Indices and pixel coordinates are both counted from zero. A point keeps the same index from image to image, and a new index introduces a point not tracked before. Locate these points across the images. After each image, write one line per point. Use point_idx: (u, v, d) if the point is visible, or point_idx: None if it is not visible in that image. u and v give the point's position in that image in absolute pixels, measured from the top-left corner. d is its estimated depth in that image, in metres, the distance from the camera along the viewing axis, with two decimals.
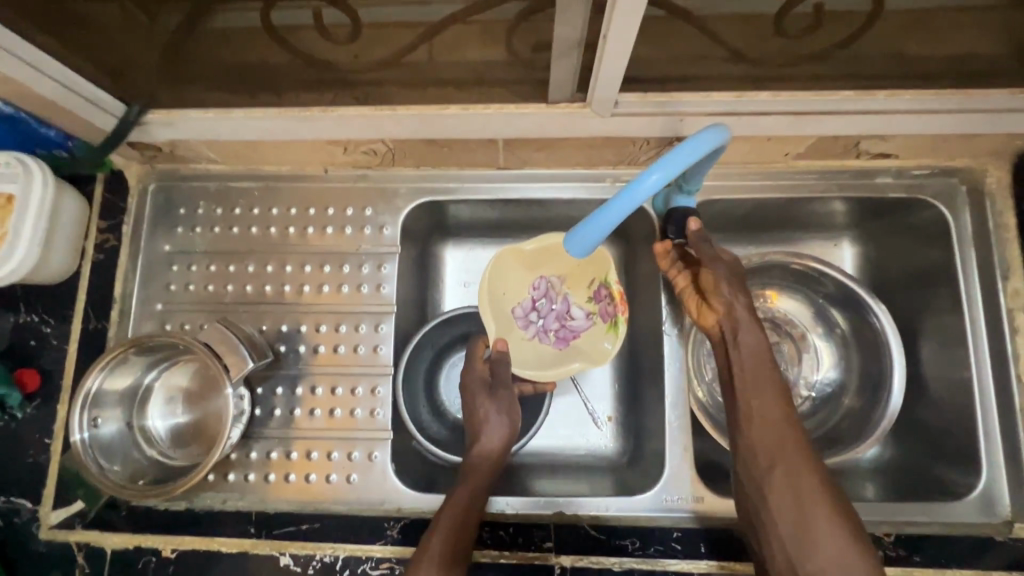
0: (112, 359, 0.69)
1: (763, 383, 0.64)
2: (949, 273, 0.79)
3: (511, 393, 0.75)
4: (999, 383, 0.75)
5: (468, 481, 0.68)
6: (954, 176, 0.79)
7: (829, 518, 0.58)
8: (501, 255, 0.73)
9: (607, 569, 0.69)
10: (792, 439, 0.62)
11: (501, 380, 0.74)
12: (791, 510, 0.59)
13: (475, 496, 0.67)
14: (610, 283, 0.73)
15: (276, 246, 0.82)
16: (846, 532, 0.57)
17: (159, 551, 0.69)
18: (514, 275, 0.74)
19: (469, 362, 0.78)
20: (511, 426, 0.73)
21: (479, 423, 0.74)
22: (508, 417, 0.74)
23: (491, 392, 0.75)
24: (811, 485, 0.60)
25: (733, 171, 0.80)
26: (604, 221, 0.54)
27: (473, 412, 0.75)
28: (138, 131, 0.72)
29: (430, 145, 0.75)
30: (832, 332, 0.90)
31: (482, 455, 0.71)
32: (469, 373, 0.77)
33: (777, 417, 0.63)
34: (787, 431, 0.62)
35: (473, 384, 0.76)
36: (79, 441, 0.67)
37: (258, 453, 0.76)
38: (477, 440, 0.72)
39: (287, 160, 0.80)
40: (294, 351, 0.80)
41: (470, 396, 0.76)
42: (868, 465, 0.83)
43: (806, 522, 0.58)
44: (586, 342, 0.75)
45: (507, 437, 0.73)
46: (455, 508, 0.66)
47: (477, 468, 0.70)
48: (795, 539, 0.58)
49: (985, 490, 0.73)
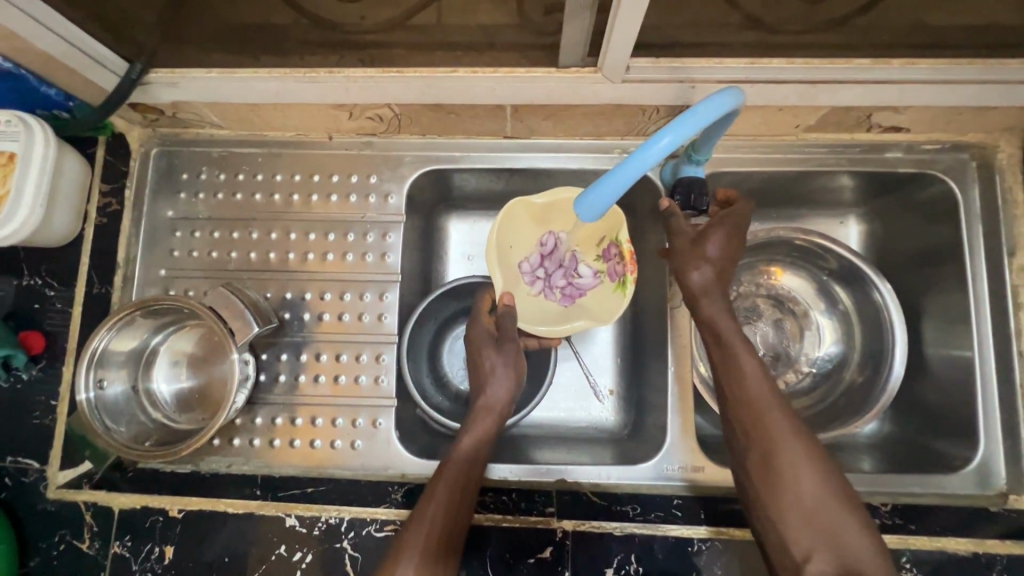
0: (117, 320, 0.68)
1: (742, 359, 0.66)
2: (956, 249, 0.78)
3: (515, 346, 0.75)
4: (1000, 357, 0.76)
5: (465, 444, 0.69)
6: (964, 151, 0.78)
7: (816, 487, 0.59)
8: (512, 207, 0.72)
9: (608, 533, 0.70)
10: (777, 410, 0.63)
11: (506, 334, 0.74)
12: (779, 481, 0.60)
13: (474, 458, 0.68)
14: (620, 242, 0.75)
15: (280, 213, 0.82)
16: (832, 500, 0.59)
17: (166, 511, 0.70)
18: (522, 229, 0.74)
19: (474, 318, 0.78)
20: (515, 378, 0.75)
21: (484, 375, 0.74)
22: (513, 369, 0.75)
23: (497, 345, 0.75)
24: (798, 456, 0.61)
25: (741, 143, 0.79)
26: (614, 184, 0.53)
27: (479, 365, 0.75)
28: (140, 91, 0.70)
29: (437, 111, 0.74)
30: (835, 309, 0.90)
31: (486, 406, 0.73)
32: (474, 328, 0.77)
33: (762, 391, 0.64)
34: (771, 402, 0.64)
35: (478, 338, 0.76)
36: (84, 400, 0.67)
37: (263, 418, 0.77)
38: (482, 393, 0.73)
39: (291, 125, 0.79)
40: (298, 318, 0.80)
41: (475, 349, 0.76)
42: (867, 440, 0.85)
43: (793, 492, 0.60)
44: (594, 301, 0.76)
45: (509, 391, 0.74)
46: (454, 470, 0.66)
47: (479, 422, 0.71)
48: (782, 509, 0.60)
49: (982, 462, 0.74)
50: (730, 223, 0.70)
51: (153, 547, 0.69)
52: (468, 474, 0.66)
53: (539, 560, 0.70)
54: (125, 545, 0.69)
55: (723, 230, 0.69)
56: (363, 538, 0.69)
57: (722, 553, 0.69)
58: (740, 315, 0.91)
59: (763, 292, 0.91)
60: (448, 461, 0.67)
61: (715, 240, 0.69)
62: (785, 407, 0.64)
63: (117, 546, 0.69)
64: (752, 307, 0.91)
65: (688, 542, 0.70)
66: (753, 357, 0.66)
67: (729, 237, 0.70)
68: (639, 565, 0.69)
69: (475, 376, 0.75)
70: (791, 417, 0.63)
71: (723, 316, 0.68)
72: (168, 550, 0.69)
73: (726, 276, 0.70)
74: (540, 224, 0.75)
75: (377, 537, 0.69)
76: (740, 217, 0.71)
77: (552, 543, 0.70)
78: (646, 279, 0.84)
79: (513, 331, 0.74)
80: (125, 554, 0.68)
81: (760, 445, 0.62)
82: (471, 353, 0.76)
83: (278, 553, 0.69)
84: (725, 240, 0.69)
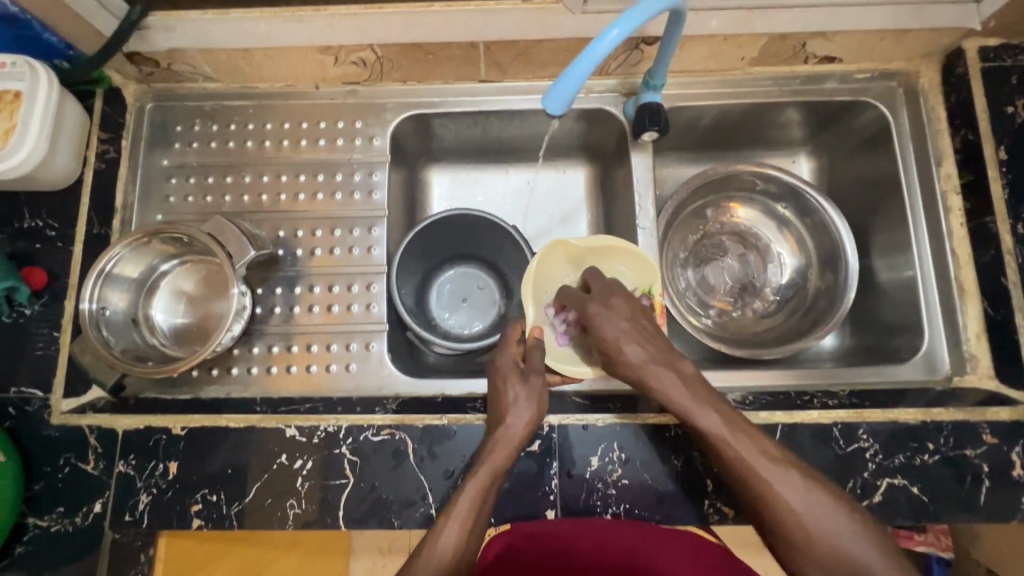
0: (131, 241, 0.74)
1: (691, 406, 0.62)
2: (893, 167, 0.86)
3: (543, 380, 0.68)
4: (936, 255, 0.83)
5: (460, 506, 0.59)
6: (892, 80, 0.87)
7: (815, 512, 0.55)
8: (552, 246, 0.77)
9: (591, 424, 0.73)
10: (745, 447, 0.59)
11: (534, 366, 0.69)
12: (775, 517, 0.57)
13: (473, 510, 0.59)
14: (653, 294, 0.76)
15: (270, 159, 0.87)
16: (833, 521, 0.55)
17: (169, 429, 0.72)
18: (557, 265, 0.78)
19: (502, 347, 0.72)
20: (536, 413, 0.66)
21: (504, 405, 0.66)
22: (537, 404, 0.66)
23: (523, 376, 0.68)
24: (786, 483, 0.57)
25: (695, 79, 0.87)
26: (572, 81, 0.58)
27: (500, 394, 0.68)
28: (138, 37, 0.76)
29: (414, 53, 0.80)
30: (790, 237, 0.97)
31: (504, 439, 0.64)
32: (501, 354, 0.71)
33: (725, 426, 0.61)
34: (738, 437, 0.60)
35: (504, 365, 0.70)
36: (86, 312, 0.71)
37: (260, 348, 0.81)
38: (502, 423, 0.65)
39: (279, 74, 0.85)
40: (292, 254, 0.85)
41: (499, 377, 0.69)
42: (826, 352, 0.92)
43: (790, 525, 0.56)
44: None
45: (526, 426, 0.65)
46: (437, 554, 0.55)
47: (493, 456, 0.63)
48: (787, 545, 0.56)
49: (928, 352, 0.81)
50: (578, 300, 0.70)
51: (157, 464, 0.71)
52: (462, 552, 0.57)
53: (528, 453, 0.72)
54: (130, 463, 0.71)
55: (591, 306, 0.67)
56: (361, 442, 0.72)
57: None
58: (707, 251, 0.99)
59: (727, 228, 0.99)
60: (440, 536, 0.56)
61: (599, 322, 0.66)
62: (751, 434, 0.61)
63: (122, 464, 0.71)
64: (718, 244, 0.99)
65: (666, 429, 0.73)
66: (704, 391, 0.63)
67: (606, 306, 0.67)
68: (622, 452, 0.72)
69: (496, 408, 0.67)
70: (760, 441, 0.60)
71: (653, 367, 0.63)
72: (171, 466, 0.71)
73: (638, 329, 0.65)
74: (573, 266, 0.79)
75: (374, 442, 0.72)
76: (602, 286, 0.70)
77: (540, 437, 0.73)
78: (621, 211, 0.91)
79: (539, 364, 0.69)
80: (130, 472, 0.71)
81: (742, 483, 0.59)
82: (493, 380, 0.70)
83: (279, 462, 0.71)
84: (617, 313, 0.66)
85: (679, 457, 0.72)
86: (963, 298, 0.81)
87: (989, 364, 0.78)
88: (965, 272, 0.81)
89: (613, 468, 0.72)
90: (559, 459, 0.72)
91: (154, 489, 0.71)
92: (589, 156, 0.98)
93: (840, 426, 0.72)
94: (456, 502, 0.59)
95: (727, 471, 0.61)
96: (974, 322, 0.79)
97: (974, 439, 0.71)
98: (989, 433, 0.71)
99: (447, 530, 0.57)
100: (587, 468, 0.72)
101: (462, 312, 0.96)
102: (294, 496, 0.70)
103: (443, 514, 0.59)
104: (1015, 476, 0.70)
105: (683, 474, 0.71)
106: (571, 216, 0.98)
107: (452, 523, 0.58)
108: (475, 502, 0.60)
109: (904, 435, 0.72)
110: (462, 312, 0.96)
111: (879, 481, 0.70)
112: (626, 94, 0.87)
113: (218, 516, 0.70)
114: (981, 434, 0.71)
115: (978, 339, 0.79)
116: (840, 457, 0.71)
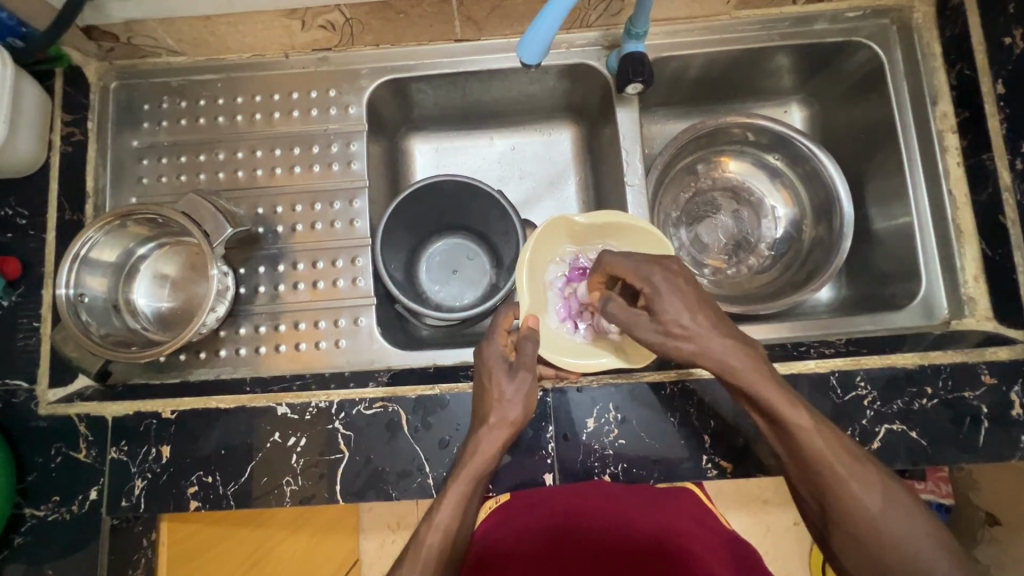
0: (105, 225, 0.72)
1: (772, 396, 0.55)
2: (888, 112, 0.83)
3: (532, 376, 0.61)
4: (933, 199, 0.81)
5: (441, 514, 0.54)
6: (884, 17, 0.83)
7: (890, 517, 0.50)
8: (554, 223, 0.72)
9: (584, 386, 0.72)
10: (828, 448, 0.53)
11: (526, 360, 0.62)
12: (845, 515, 0.51)
13: (454, 519, 0.54)
14: None
15: (243, 134, 0.84)
16: (906, 525, 0.50)
17: (159, 414, 0.71)
18: (555, 241, 0.75)
19: (489, 336, 0.64)
20: (524, 413, 0.60)
21: (489, 401, 0.60)
22: (525, 403, 0.60)
23: (511, 371, 0.61)
24: (865, 484, 0.52)
25: (680, 27, 0.83)
26: (546, 27, 0.56)
27: (485, 390, 0.61)
28: (91, 9, 0.72)
29: (383, 11, 0.77)
30: (784, 188, 0.95)
31: (490, 439, 0.58)
32: (489, 345, 0.63)
33: (805, 423, 0.54)
34: (822, 436, 0.54)
35: (491, 358, 0.62)
36: (65, 297, 0.70)
37: (247, 328, 0.80)
38: (485, 422, 0.59)
39: (245, 43, 0.81)
40: (272, 232, 0.83)
41: (484, 369, 0.61)
42: (822, 305, 0.92)
43: (861, 526, 0.51)
44: (628, 340, 0.72)
45: (511, 427, 0.59)
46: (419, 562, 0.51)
47: (476, 459, 0.57)
48: (854, 547, 0.51)
49: (925, 296, 0.80)
50: (636, 271, 0.58)
51: (150, 448, 0.70)
52: (446, 561, 0.52)
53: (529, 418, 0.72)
54: (122, 449, 0.71)
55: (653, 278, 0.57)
56: (354, 417, 0.71)
57: (693, 393, 0.71)
58: (699, 209, 0.96)
59: (717, 184, 0.97)
60: (422, 541, 0.52)
61: (662, 297, 0.56)
62: (832, 430, 0.54)
63: (114, 451, 0.71)
64: (710, 201, 0.97)
65: (661, 387, 0.72)
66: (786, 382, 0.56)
67: (671, 275, 0.57)
68: (618, 413, 0.72)
69: (480, 404, 0.61)
70: (843, 440, 0.54)
71: (733, 352, 0.55)
72: (164, 450, 0.70)
73: (707, 303, 0.57)
74: (574, 240, 0.76)
75: (366, 416, 0.71)
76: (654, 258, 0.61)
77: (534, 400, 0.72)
78: (608, 170, 0.88)
79: (531, 358, 0.62)
80: (123, 458, 0.70)
81: (815, 479, 0.53)
82: (478, 374, 0.62)
83: (273, 441, 0.70)
84: (682, 285, 0.57)
85: (675, 414, 0.71)
86: (961, 238, 0.79)
87: (987, 304, 0.77)
88: (963, 213, 0.79)
89: (609, 429, 0.71)
90: (555, 422, 0.72)
91: (149, 474, 0.70)
92: (575, 117, 0.94)
93: (837, 374, 0.71)
94: (437, 510, 0.54)
95: (797, 464, 0.55)
96: (971, 263, 0.78)
97: (973, 379, 0.70)
98: (988, 374, 0.70)
99: (431, 533, 0.52)
100: (584, 430, 0.71)
101: (453, 284, 0.94)
102: (290, 474, 0.70)
103: (426, 514, 0.54)
104: (1014, 416, 0.70)
105: (682, 431, 0.71)
106: (559, 180, 0.95)
107: (434, 526, 0.53)
108: (462, 508, 0.55)
109: (902, 380, 0.71)
110: (453, 284, 0.94)
111: (878, 428, 0.70)
112: (609, 47, 0.83)
113: (214, 497, 0.69)
114: (980, 375, 0.70)
115: (976, 281, 0.77)
116: (837, 406, 0.70)
